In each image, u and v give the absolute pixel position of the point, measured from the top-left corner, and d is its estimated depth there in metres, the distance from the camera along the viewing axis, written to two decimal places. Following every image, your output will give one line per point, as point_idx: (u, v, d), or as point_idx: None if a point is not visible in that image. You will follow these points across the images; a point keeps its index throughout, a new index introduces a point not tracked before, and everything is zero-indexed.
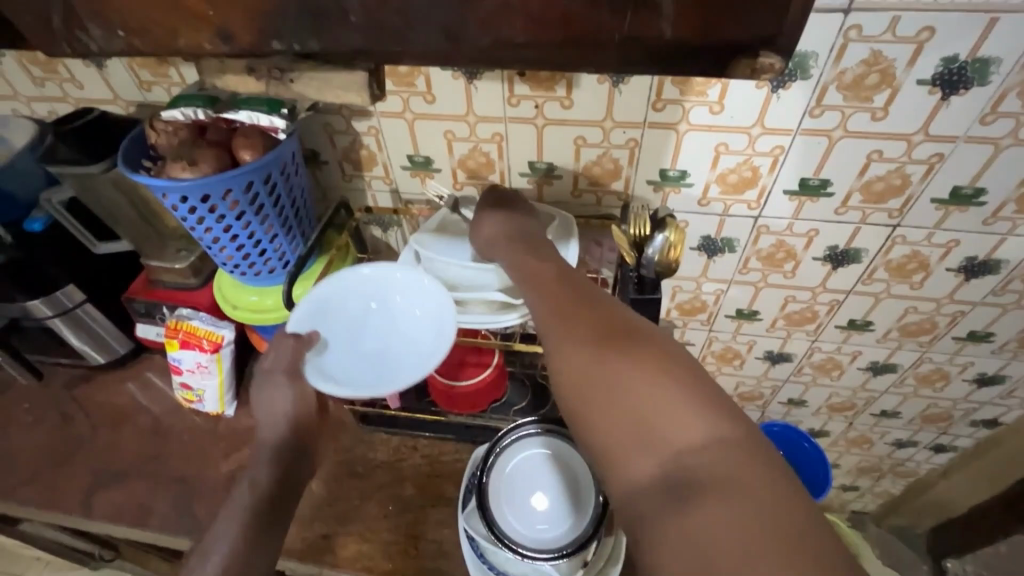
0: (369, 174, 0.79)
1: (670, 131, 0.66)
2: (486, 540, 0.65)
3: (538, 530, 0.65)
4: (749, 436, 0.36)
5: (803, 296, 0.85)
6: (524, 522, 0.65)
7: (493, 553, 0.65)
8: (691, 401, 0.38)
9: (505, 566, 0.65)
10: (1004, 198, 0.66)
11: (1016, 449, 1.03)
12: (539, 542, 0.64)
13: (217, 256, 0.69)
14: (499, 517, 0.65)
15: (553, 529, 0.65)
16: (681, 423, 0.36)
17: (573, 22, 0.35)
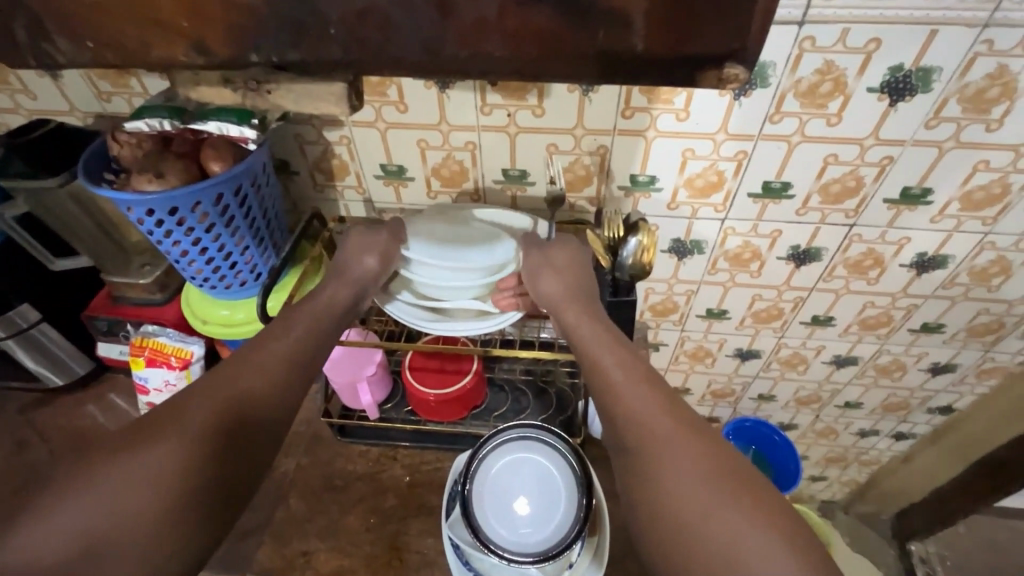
0: (341, 183, 0.79)
1: (639, 138, 0.68)
2: (472, 547, 0.66)
3: (523, 535, 0.65)
4: (788, 536, 0.42)
5: (769, 294, 0.88)
6: (509, 528, 0.65)
7: (478, 559, 0.66)
8: (742, 502, 0.44)
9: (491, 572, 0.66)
10: (949, 196, 0.70)
11: (969, 433, 1.09)
12: (525, 548, 0.64)
13: (186, 270, 0.67)
14: (483, 524, 0.65)
15: (538, 533, 0.65)
16: (739, 522, 0.43)
17: (548, 34, 0.36)
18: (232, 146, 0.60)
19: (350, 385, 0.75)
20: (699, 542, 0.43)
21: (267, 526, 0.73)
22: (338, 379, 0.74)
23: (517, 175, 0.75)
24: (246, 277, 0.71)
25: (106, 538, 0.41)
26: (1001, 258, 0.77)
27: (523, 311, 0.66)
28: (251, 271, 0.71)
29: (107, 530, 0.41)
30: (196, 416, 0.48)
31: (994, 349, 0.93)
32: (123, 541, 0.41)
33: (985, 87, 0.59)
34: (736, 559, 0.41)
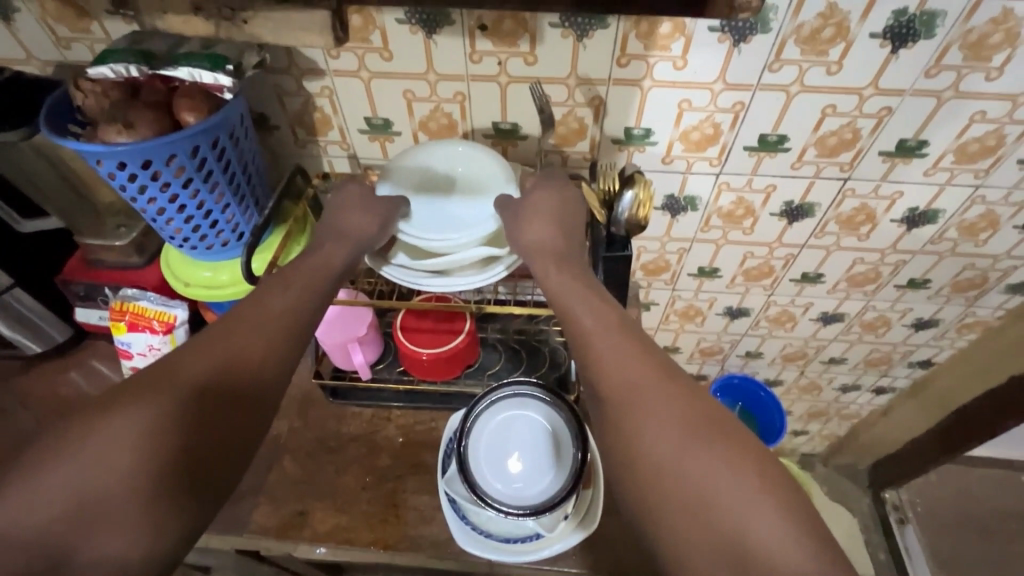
0: (325, 138, 0.75)
1: (635, 88, 0.66)
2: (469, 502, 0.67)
3: (518, 489, 0.66)
4: (764, 481, 0.42)
5: (760, 252, 0.88)
6: (504, 483, 0.66)
7: (475, 513, 0.67)
8: (722, 450, 0.44)
9: (489, 525, 0.67)
10: (944, 148, 0.70)
11: (946, 387, 1.13)
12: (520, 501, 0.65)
13: (164, 229, 0.64)
14: (478, 479, 0.66)
15: (532, 488, 0.66)
16: (719, 470, 0.43)
17: None
18: (205, 96, 0.57)
19: (342, 346, 0.73)
20: (677, 494, 0.43)
21: (262, 486, 0.73)
22: (329, 339, 0.73)
23: (508, 128, 0.72)
24: (228, 237, 0.68)
25: (99, 501, 0.40)
26: (990, 213, 0.78)
27: (510, 267, 0.62)
28: (233, 231, 0.68)
29: (100, 493, 0.40)
30: (179, 377, 0.47)
31: (976, 304, 0.95)
32: (115, 502, 0.40)
33: (988, 32, 0.58)
34: (713, 507, 0.42)
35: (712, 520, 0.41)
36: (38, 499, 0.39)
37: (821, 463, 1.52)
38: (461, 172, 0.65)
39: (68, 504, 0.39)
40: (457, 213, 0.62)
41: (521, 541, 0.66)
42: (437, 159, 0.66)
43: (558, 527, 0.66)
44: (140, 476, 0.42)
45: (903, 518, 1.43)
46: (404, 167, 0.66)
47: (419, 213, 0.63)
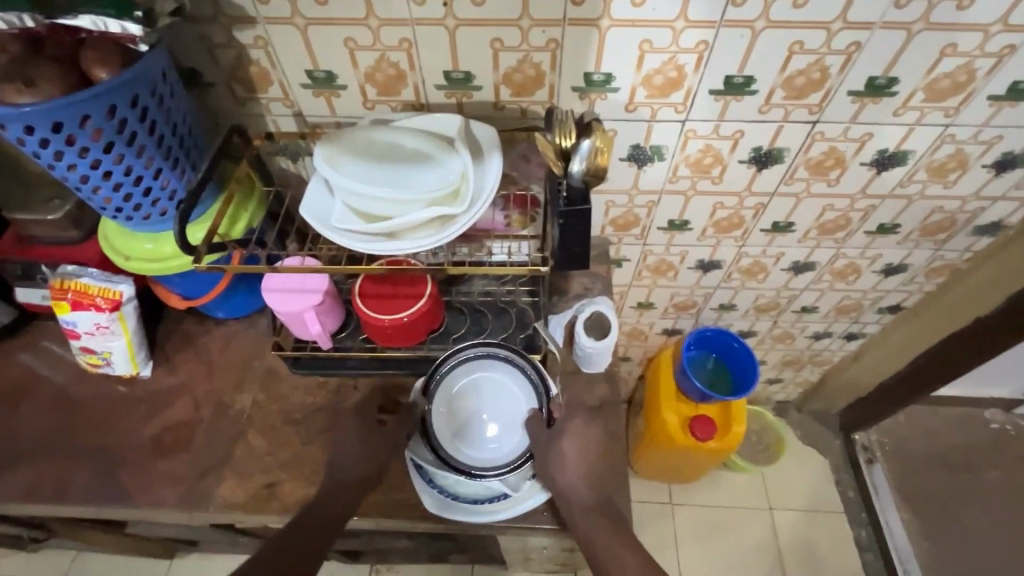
0: (265, 95, 0.70)
1: (592, 29, 0.62)
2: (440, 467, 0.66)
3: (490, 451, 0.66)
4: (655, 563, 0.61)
5: (730, 202, 0.86)
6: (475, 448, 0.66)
7: (441, 477, 0.67)
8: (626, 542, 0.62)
9: (460, 488, 0.67)
10: (914, 86, 0.67)
11: (913, 330, 1.15)
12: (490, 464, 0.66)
13: (93, 199, 0.59)
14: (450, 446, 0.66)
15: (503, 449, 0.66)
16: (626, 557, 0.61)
17: None
18: (117, 47, 0.52)
19: (299, 315, 0.70)
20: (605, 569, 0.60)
21: (227, 462, 0.72)
22: (284, 309, 0.69)
23: (460, 78, 0.67)
24: (165, 205, 0.64)
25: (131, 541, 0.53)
26: (960, 152, 0.76)
27: (472, 222, 0.57)
28: (170, 198, 0.63)
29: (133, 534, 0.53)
30: None
31: (945, 247, 0.95)
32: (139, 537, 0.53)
33: None
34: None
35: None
36: None
37: (796, 410, 1.55)
38: (408, 140, 0.60)
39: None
40: (407, 174, 0.58)
41: (488, 501, 0.66)
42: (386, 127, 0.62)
43: (528, 485, 0.66)
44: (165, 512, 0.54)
45: (871, 458, 1.48)
46: (345, 138, 0.61)
47: (365, 178, 0.57)
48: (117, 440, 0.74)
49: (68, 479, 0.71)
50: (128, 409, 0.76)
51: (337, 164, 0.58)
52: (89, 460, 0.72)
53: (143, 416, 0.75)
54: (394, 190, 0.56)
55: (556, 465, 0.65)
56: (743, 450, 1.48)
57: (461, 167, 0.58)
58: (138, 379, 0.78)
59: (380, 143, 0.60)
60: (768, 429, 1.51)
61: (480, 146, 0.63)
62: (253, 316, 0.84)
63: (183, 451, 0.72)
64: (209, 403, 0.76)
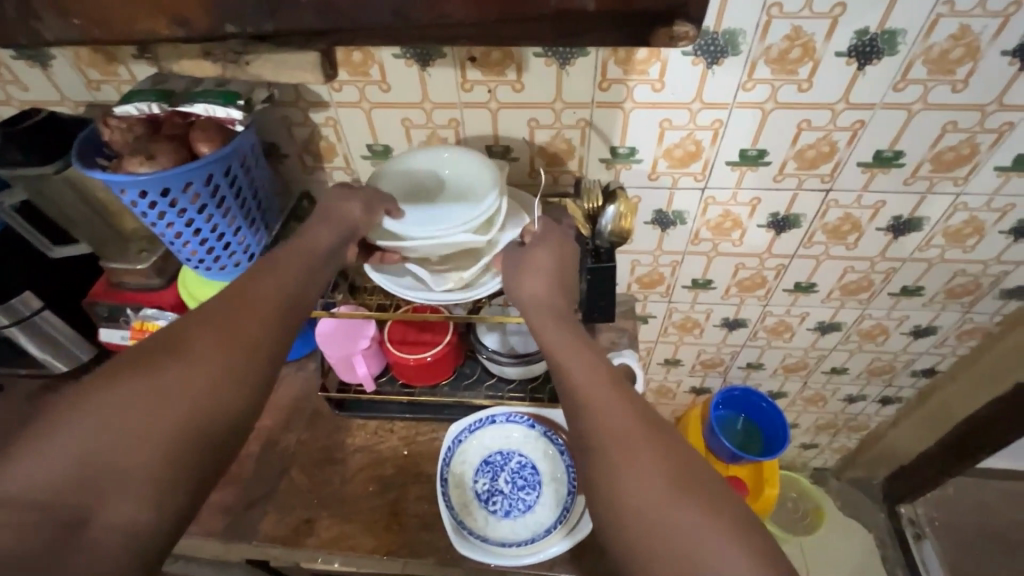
0: (330, 165, 0.81)
1: (617, 110, 0.70)
2: (467, 504, 0.74)
3: (524, 511, 0.73)
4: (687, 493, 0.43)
5: (751, 262, 0.90)
6: (508, 500, 0.74)
7: (469, 518, 0.72)
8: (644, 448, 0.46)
9: (484, 529, 0.72)
10: (921, 158, 0.72)
11: (953, 395, 1.12)
12: (527, 526, 0.72)
13: (181, 252, 0.69)
14: (482, 491, 0.75)
15: (541, 511, 0.73)
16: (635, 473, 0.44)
17: None
18: (219, 128, 0.62)
19: (346, 358, 0.77)
20: (628, 500, 0.43)
21: (270, 496, 0.76)
22: (334, 353, 0.76)
23: (500, 150, 0.76)
24: (239, 258, 0.73)
25: (111, 459, 0.43)
26: (975, 218, 0.79)
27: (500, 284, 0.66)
28: (244, 252, 0.73)
29: (113, 452, 0.43)
30: (167, 414, 0.46)
31: (973, 310, 0.95)
32: (128, 451, 0.43)
33: (949, 47, 0.61)
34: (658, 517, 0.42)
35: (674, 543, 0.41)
36: (84, 436, 0.43)
37: (835, 478, 1.49)
38: (449, 175, 0.69)
39: (76, 460, 0.42)
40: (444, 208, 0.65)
41: (516, 545, 0.70)
42: (426, 157, 0.70)
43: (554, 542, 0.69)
44: (159, 436, 0.45)
45: (919, 534, 1.39)
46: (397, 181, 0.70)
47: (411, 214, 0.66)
48: None
49: None
50: None
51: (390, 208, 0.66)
52: None
53: None
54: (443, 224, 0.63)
55: (525, 275, 0.62)
56: (779, 519, 1.42)
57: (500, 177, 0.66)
58: None
59: (427, 177, 0.70)
60: (806, 497, 1.42)
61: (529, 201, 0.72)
62: (302, 359, 0.91)
63: (230, 485, 0.77)
64: (256, 440, 0.82)
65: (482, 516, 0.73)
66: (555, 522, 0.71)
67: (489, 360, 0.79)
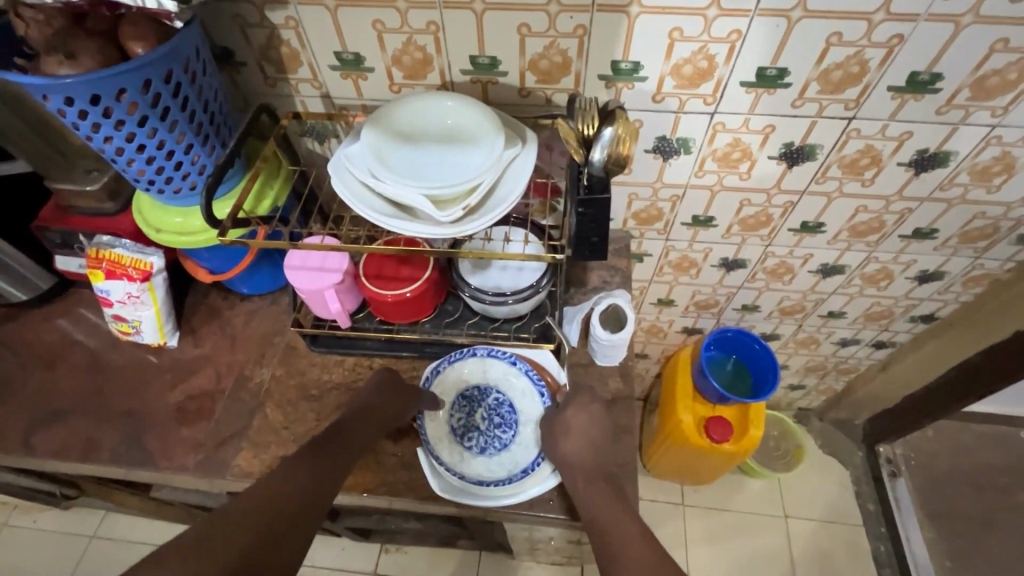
0: (295, 76, 0.71)
1: (621, 16, 0.61)
2: (443, 439, 0.72)
3: (501, 449, 0.72)
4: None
5: (757, 199, 0.84)
6: (485, 437, 0.72)
7: (445, 453, 0.71)
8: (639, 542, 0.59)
9: (459, 465, 0.71)
10: (960, 83, 0.64)
11: (949, 341, 1.10)
12: (502, 464, 0.71)
13: (127, 171, 0.62)
14: (458, 427, 0.73)
15: (518, 450, 0.71)
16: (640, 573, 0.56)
17: None
18: (153, 22, 0.54)
19: (319, 293, 0.71)
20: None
21: (245, 432, 0.74)
22: (304, 287, 0.70)
23: (486, 63, 0.67)
24: (195, 180, 0.66)
25: None
26: (1006, 154, 0.72)
27: (487, 226, 0.58)
28: (200, 173, 0.65)
29: None
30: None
31: (985, 256, 0.91)
32: None
33: None
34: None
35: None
36: None
37: (818, 418, 1.50)
38: (448, 125, 0.63)
39: None
40: (441, 168, 0.60)
41: (492, 484, 0.69)
42: (425, 101, 0.64)
43: (527, 484, 0.69)
44: None
45: (895, 472, 1.43)
46: (387, 124, 0.63)
47: (403, 169, 0.60)
48: (145, 405, 0.77)
49: (98, 439, 0.75)
50: (156, 377, 0.79)
51: (380, 162, 0.59)
52: (116, 424, 0.76)
53: (168, 384, 0.79)
54: (466, 175, 0.58)
55: (558, 435, 0.69)
56: (759, 454, 1.45)
57: (508, 130, 0.64)
58: (166, 348, 0.82)
59: (423, 125, 0.63)
60: (787, 436, 1.47)
61: (524, 133, 0.65)
62: (276, 292, 0.86)
63: (204, 420, 0.75)
64: (229, 375, 0.79)
65: (457, 453, 0.71)
66: (533, 463, 0.69)
67: (472, 299, 0.74)
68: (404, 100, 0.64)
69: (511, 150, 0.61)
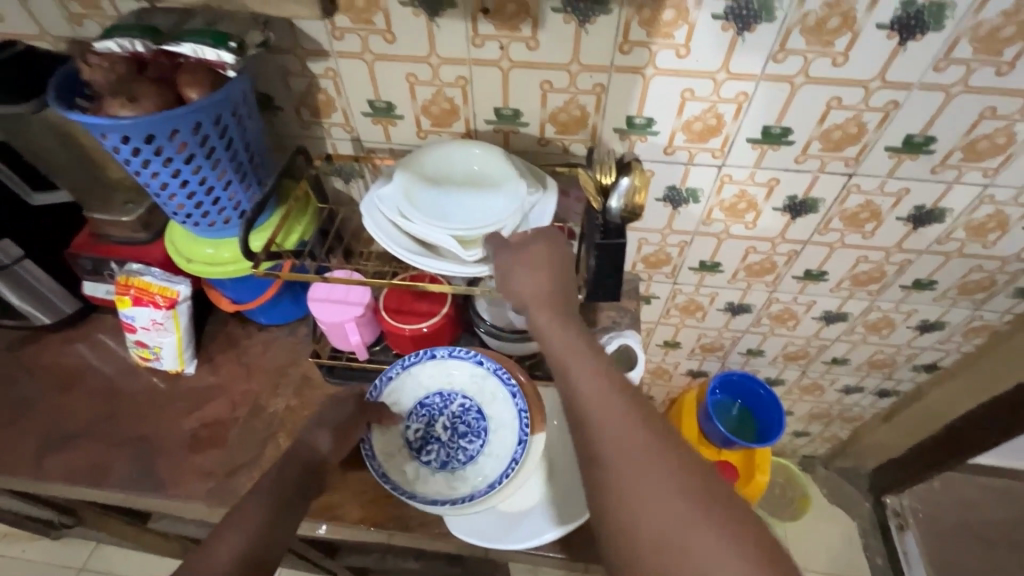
0: (328, 120, 0.76)
1: (637, 76, 0.66)
2: (395, 454, 0.71)
3: (463, 462, 0.71)
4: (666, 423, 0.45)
5: (762, 247, 0.87)
6: (446, 450, 0.71)
7: (397, 472, 0.69)
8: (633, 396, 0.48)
9: (412, 484, 0.69)
10: (952, 146, 0.68)
11: (953, 392, 1.11)
12: (465, 480, 0.70)
13: (168, 204, 0.65)
14: (415, 440, 0.72)
15: (484, 462, 0.70)
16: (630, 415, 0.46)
17: None
18: (209, 73, 0.58)
19: (340, 325, 0.74)
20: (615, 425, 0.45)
21: (257, 461, 0.74)
22: (327, 319, 0.73)
23: (509, 114, 0.72)
24: (230, 214, 0.69)
25: None
26: (999, 213, 0.76)
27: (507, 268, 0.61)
28: (235, 208, 0.69)
29: None
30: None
31: (983, 308, 0.93)
32: None
33: (999, 26, 0.57)
34: (690, 549, 0.39)
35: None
36: None
37: (823, 466, 1.49)
38: (474, 170, 0.67)
39: None
40: (467, 210, 0.63)
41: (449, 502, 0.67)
42: (454, 147, 0.68)
43: (490, 502, 0.67)
44: None
45: (902, 524, 1.41)
46: (417, 168, 0.67)
47: (431, 210, 0.63)
48: (159, 431, 0.78)
49: (110, 464, 0.75)
50: (171, 403, 0.81)
51: (409, 202, 0.63)
52: (129, 449, 0.76)
53: (183, 410, 0.80)
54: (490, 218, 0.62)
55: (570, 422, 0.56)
56: (764, 502, 1.43)
57: (531, 176, 0.68)
58: (182, 375, 0.83)
59: (451, 170, 0.67)
60: (793, 484, 1.45)
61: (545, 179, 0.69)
62: (293, 323, 0.88)
63: (217, 448, 0.76)
64: (243, 403, 0.80)
65: (413, 470, 0.70)
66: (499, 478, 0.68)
67: (488, 335, 0.77)
68: (435, 146, 0.68)
69: (534, 197, 0.65)
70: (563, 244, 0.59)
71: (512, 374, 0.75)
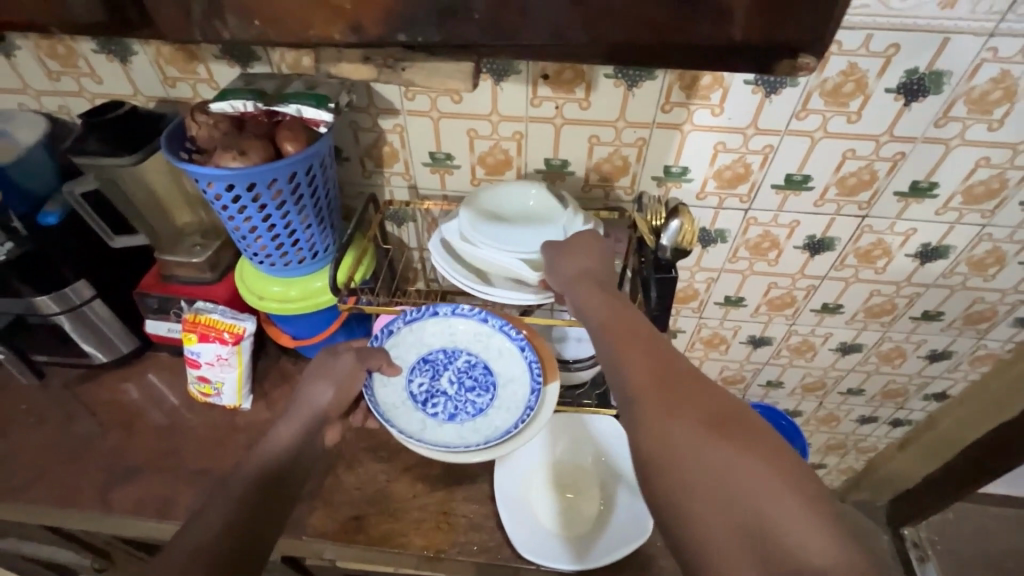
0: (390, 170, 0.83)
1: (675, 131, 0.74)
2: (400, 406, 0.73)
3: (473, 414, 0.74)
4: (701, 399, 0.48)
5: (784, 282, 0.94)
6: (453, 403, 0.74)
7: (407, 421, 0.72)
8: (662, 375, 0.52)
9: (421, 432, 0.72)
10: (953, 190, 0.77)
11: (964, 419, 1.16)
12: (475, 432, 0.73)
13: (251, 246, 0.71)
14: (419, 393, 0.75)
15: (493, 413, 0.74)
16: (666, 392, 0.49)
17: (658, 28, 0.44)
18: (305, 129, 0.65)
19: None
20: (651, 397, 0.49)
21: (319, 492, 0.77)
22: None
23: (558, 164, 0.80)
24: (304, 255, 0.75)
25: None
26: (997, 249, 0.85)
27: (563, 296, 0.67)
28: (310, 250, 0.75)
29: None
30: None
31: (987, 337, 1.01)
32: None
33: (989, 89, 0.66)
34: (735, 485, 0.40)
35: (772, 549, 0.37)
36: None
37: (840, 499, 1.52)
38: (531, 204, 0.74)
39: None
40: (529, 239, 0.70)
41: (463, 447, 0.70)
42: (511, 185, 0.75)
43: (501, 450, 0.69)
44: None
45: (922, 555, 1.42)
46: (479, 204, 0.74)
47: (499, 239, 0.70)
48: (220, 464, 0.80)
49: (174, 497, 0.77)
50: (230, 436, 0.83)
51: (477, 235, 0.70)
52: (191, 483, 0.78)
53: (243, 444, 0.82)
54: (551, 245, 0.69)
55: None
56: None
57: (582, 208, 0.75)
58: (240, 410, 0.86)
59: (511, 205, 0.74)
60: None
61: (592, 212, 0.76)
62: None
63: None
64: None
65: (421, 420, 0.73)
66: (510, 425, 0.71)
67: None
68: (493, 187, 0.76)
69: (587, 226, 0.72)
70: (593, 258, 0.65)
71: (519, 329, 0.77)
